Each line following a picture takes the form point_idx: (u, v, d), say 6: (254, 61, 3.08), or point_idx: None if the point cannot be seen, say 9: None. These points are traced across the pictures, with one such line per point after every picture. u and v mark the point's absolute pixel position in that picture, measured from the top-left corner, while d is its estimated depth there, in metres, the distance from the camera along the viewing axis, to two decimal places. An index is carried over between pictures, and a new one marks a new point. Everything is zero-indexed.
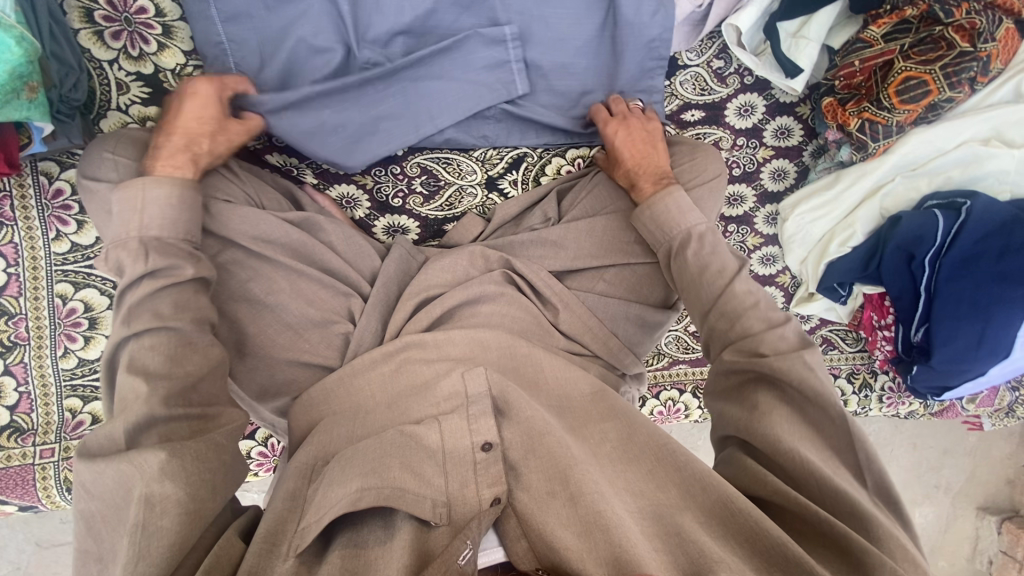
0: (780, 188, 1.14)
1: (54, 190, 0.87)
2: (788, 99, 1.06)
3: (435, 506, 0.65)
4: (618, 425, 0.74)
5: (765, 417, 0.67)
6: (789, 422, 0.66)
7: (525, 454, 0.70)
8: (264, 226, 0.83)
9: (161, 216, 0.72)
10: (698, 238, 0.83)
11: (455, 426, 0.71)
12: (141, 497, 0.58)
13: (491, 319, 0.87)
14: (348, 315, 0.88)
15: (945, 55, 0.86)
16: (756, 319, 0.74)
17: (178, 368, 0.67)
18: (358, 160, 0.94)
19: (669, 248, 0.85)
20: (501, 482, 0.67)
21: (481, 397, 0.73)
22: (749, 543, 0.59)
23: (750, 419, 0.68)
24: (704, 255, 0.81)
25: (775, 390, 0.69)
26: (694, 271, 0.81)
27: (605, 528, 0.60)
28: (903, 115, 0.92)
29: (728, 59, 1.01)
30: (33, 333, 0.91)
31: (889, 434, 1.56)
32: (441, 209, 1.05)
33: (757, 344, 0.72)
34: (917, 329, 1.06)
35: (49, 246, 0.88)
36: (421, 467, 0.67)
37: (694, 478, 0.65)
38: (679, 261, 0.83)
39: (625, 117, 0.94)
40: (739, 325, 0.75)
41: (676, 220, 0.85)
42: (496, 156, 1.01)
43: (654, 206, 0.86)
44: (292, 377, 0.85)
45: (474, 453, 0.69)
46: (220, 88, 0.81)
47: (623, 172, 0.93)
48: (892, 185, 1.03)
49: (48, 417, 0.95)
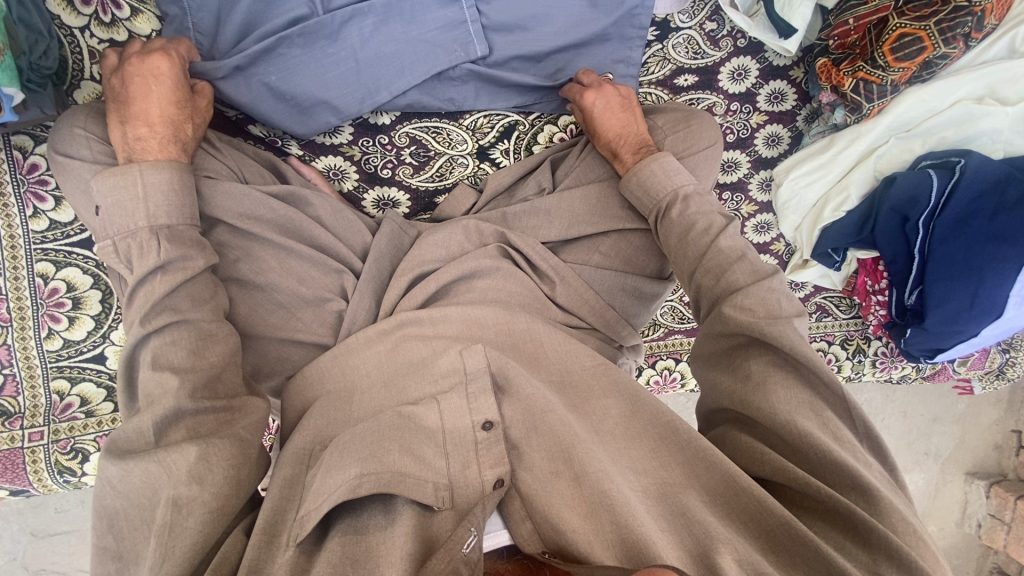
0: (774, 154, 1.13)
1: (28, 165, 0.84)
2: (781, 62, 1.04)
3: (438, 490, 0.64)
4: (621, 400, 0.72)
5: (766, 378, 0.65)
6: (782, 386, 0.64)
7: (526, 433, 0.69)
8: (253, 199, 0.81)
9: (174, 201, 0.71)
10: (684, 200, 0.82)
11: (454, 406, 0.70)
12: (169, 499, 0.60)
13: (487, 294, 0.86)
14: (341, 292, 0.86)
15: (940, 10, 0.84)
16: (742, 272, 0.73)
17: (203, 361, 0.69)
18: (311, 128, 0.90)
19: (657, 215, 0.84)
20: (503, 464, 0.66)
21: (479, 375, 0.72)
22: (753, 522, 0.57)
23: (748, 391, 0.66)
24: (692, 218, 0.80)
25: (766, 348, 0.67)
26: (678, 238, 0.80)
27: (610, 509, 0.59)
28: (898, 73, 0.90)
29: (720, 21, 0.99)
30: (14, 314, 0.88)
31: (881, 403, 1.58)
32: (431, 180, 1.03)
33: (748, 300, 0.69)
34: (910, 292, 1.06)
35: (27, 224, 0.85)
36: (422, 449, 0.66)
37: (698, 456, 0.63)
38: (671, 228, 0.81)
39: (599, 86, 0.91)
40: (724, 280, 0.73)
41: (662, 182, 0.83)
42: (487, 125, 0.99)
43: (641, 171, 0.85)
44: (286, 355, 0.84)
45: (474, 433, 0.68)
46: (178, 65, 0.76)
47: (603, 142, 0.91)
48: (887, 147, 1.03)
49: (34, 400, 0.93)
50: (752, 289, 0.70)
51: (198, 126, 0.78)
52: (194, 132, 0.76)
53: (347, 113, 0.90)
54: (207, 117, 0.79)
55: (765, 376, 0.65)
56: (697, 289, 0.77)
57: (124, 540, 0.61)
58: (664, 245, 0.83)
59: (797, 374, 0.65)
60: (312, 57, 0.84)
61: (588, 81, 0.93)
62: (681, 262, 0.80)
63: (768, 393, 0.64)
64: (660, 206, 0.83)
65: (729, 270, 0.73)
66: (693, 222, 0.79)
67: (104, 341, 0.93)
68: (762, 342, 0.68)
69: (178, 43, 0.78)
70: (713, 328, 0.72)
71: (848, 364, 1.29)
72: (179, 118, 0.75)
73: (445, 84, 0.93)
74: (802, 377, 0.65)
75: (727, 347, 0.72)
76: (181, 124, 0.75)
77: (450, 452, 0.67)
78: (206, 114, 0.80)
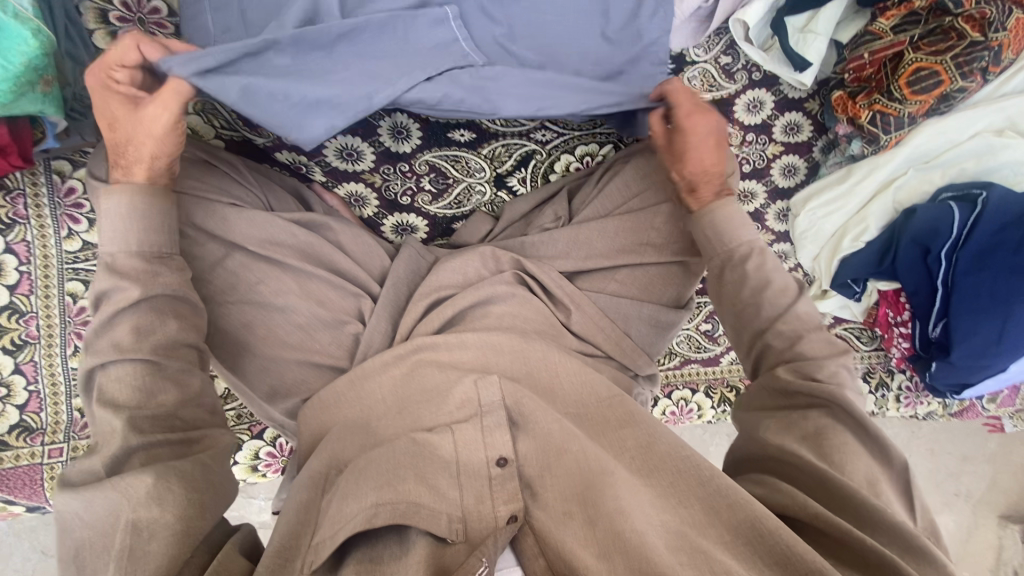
0: (791, 184, 1.13)
1: (66, 188, 0.87)
2: (796, 95, 1.05)
3: (452, 522, 0.63)
4: (639, 433, 0.71)
5: (827, 437, 0.66)
6: (840, 452, 0.64)
7: (541, 471, 0.68)
8: (276, 225, 0.82)
9: (118, 228, 0.69)
10: (761, 253, 0.79)
11: (470, 438, 0.70)
12: (127, 523, 0.58)
13: (502, 321, 0.86)
14: (358, 315, 0.86)
15: (956, 45, 0.86)
16: (816, 342, 0.74)
17: (145, 406, 0.66)
18: (311, 138, 0.80)
19: (720, 262, 0.80)
20: (517, 499, 0.66)
21: (494, 408, 0.72)
22: (778, 565, 0.55)
23: (804, 447, 0.66)
24: (747, 274, 0.78)
25: (831, 415, 0.68)
26: (739, 289, 0.78)
27: (624, 553, 0.58)
28: (914, 107, 0.91)
29: (735, 55, 1.01)
30: (43, 332, 0.91)
31: (906, 440, 1.53)
32: (449, 207, 1.05)
33: (814, 369, 0.71)
34: (934, 324, 1.03)
35: (61, 244, 0.89)
36: (436, 478, 0.66)
37: (719, 493, 0.61)
38: (728, 283, 0.79)
39: (702, 112, 0.84)
40: (797, 347, 0.74)
41: (738, 232, 0.80)
42: (505, 154, 1.01)
43: (716, 211, 0.80)
44: (298, 380, 0.83)
45: (488, 469, 0.68)
46: (106, 79, 0.71)
47: (682, 172, 0.85)
48: (905, 178, 1.02)
49: (56, 416, 0.94)
50: (826, 362, 0.72)
51: (139, 145, 0.71)
52: (132, 155, 0.71)
53: (346, 114, 0.79)
54: (154, 132, 0.71)
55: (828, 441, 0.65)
56: (761, 353, 0.77)
57: (81, 571, 0.58)
58: (719, 292, 0.81)
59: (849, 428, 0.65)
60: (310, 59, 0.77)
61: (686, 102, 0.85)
62: (734, 321, 0.80)
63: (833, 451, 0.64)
64: (724, 252, 0.80)
65: (795, 338, 0.75)
66: (764, 282, 0.77)
67: None
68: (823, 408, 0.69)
69: (109, 51, 0.71)
70: (770, 385, 0.73)
71: (870, 398, 1.25)
72: (120, 144, 0.71)
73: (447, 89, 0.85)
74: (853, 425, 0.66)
75: (780, 402, 0.73)
76: (121, 148, 0.71)
77: (463, 481, 0.66)
78: (152, 128, 0.71)
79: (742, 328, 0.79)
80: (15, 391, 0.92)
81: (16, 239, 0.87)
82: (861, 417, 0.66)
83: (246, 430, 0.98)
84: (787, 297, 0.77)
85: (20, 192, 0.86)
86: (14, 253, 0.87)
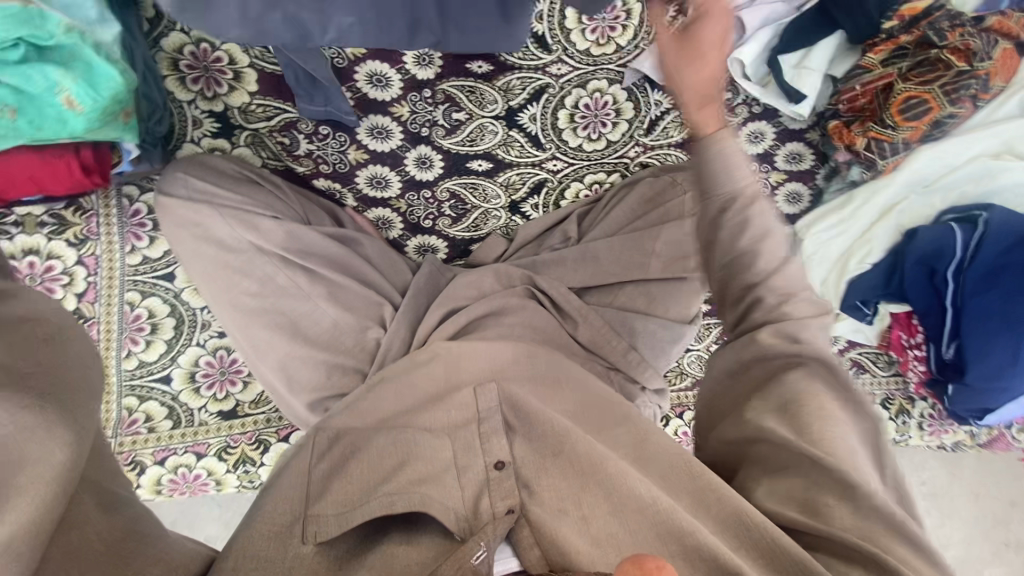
0: (796, 211, 1.15)
1: (133, 209, 0.95)
2: (796, 126, 1.09)
3: (458, 519, 0.66)
4: (631, 431, 0.74)
5: (807, 403, 0.57)
6: (819, 420, 0.56)
7: (538, 471, 0.71)
8: (312, 237, 0.90)
9: None
10: (749, 199, 0.61)
11: (466, 446, 0.74)
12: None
13: (513, 329, 0.92)
14: (379, 321, 0.93)
15: (944, 75, 0.92)
16: (804, 304, 0.62)
17: None
18: None
19: (721, 202, 0.62)
20: (514, 495, 0.68)
21: (491, 414, 0.77)
22: (764, 558, 0.54)
23: (785, 424, 0.57)
24: (750, 216, 0.61)
25: (809, 377, 0.59)
26: (732, 237, 0.61)
27: (616, 545, 0.62)
28: (907, 132, 0.96)
29: (735, 90, 1.07)
30: (103, 336, 0.97)
31: (946, 482, 1.48)
32: (468, 230, 1.14)
33: (797, 330, 0.60)
34: (948, 345, 1.04)
35: (125, 258, 0.96)
36: (440, 476, 0.70)
37: (706, 486, 0.61)
38: (726, 228, 0.62)
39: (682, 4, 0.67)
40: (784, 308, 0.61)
41: (739, 166, 0.61)
42: (519, 182, 1.10)
43: (726, 141, 0.61)
44: (321, 380, 0.88)
45: (487, 472, 0.71)
46: None
47: (694, 81, 0.63)
48: (907, 202, 1.06)
49: (107, 414, 0.98)
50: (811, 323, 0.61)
51: None
52: None
53: None
54: None
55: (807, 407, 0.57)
56: (744, 312, 0.63)
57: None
58: (704, 248, 0.65)
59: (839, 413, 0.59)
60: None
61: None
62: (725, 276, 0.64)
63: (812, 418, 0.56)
64: (728, 193, 0.61)
65: (785, 298, 0.61)
66: (765, 230, 0.61)
67: (173, 364, 0.99)
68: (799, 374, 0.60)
69: None
70: (748, 354, 0.62)
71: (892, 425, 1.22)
72: None
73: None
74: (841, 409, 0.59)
75: (745, 378, 0.63)
76: None
77: (462, 477, 0.71)
78: None
79: (725, 277, 0.64)
80: None
81: (87, 252, 0.95)
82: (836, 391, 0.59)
83: (273, 432, 1.02)
84: (783, 250, 0.62)
85: (94, 211, 0.94)
86: (84, 264, 0.95)
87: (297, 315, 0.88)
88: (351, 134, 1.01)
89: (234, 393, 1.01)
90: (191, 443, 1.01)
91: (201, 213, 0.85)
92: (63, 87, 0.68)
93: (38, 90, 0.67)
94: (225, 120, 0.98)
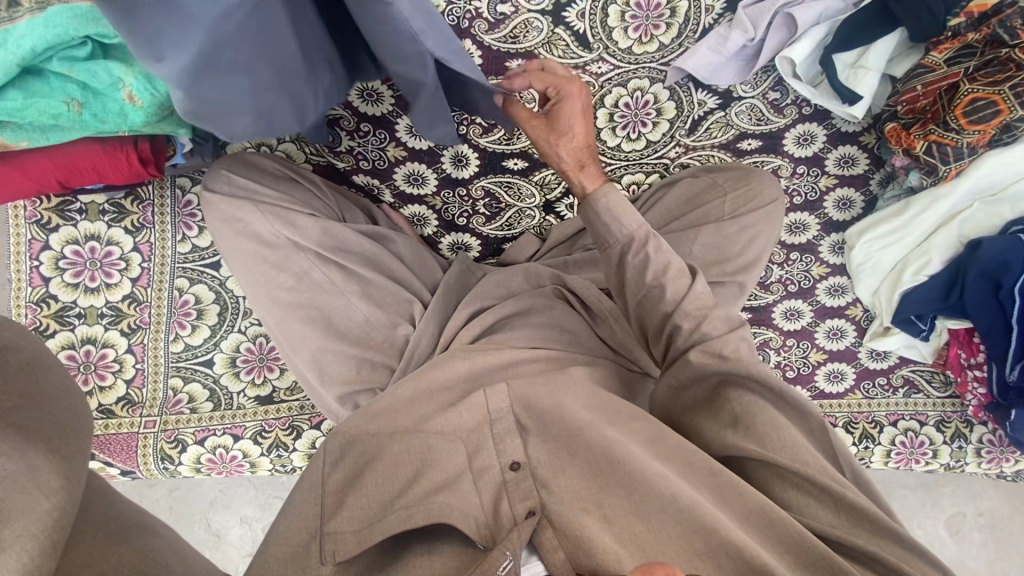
0: (845, 218, 1.11)
1: (185, 201, 1.00)
2: (850, 129, 1.05)
3: (480, 526, 0.66)
4: (649, 425, 0.73)
5: (754, 417, 0.67)
6: (771, 428, 0.65)
7: (555, 472, 0.70)
8: (346, 235, 0.92)
9: None
10: (642, 243, 0.78)
11: (482, 449, 0.74)
12: None
13: (539, 330, 0.92)
14: (409, 318, 0.94)
15: (1015, 75, 0.84)
16: (717, 322, 0.75)
17: None
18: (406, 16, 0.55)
19: (620, 248, 0.79)
20: (532, 496, 0.68)
21: (502, 415, 0.76)
22: (790, 552, 0.55)
23: (737, 437, 0.66)
24: (648, 258, 0.77)
25: (749, 390, 0.69)
26: (639, 275, 0.78)
27: (641, 544, 0.61)
28: (973, 136, 0.90)
29: (784, 91, 1.03)
30: (153, 319, 1.02)
31: (1005, 515, 1.38)
32: (501, 228, 1.14)
33: (721, 347, 0.73)
34: (1012, 367, 0.97)
35: (176, 247, 1.01)
36: (457, 484, 0.70)
37: (729, 485, 0.62)
38: (632, 269, 0.78)
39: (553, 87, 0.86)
40: (701, 328, 0.74)
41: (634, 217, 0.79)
42: (555, 181, 1.09)
43: (608, 195, 0.80)
44: (352, 374, 0.90)
45: (502, 472, 0.72)
46: None
47: (569, 148, 0.85)
48: (970, 212, 0.99)
49: (155, 392, 1.04)
50: (728, 338, 0.73)
51: None
52: None
53: None
54: None
55: (756, 419, 0.66)
56: (670, 338, 0.77)
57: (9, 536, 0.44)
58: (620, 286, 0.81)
59: (784, 412, 0.68)
60: (183, 30, 0.45)
61: (553, 77, 0.87)
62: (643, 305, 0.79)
63: (760, 426, 0.66)
64: (621, 241, 0.79)
65: (699, 319, 0.75)
66: (664, 263, 0.77)
67: (216, 349, 1.03)
68: (737, 383, 0.70)
69: None
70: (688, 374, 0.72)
71: (945, 450, 1.14)
72: None
73: (392, 41, 0.59)
74: (784, 405, 0.68)
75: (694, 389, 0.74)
76: None
77: (479, 482, 0.71)
78: None
79: (642, 311, 0.80)
80: (125, 367, 1.02)
81: (143, 240, 1.00)
82: (777, 391, 0.68)
83: (306, 419, 1.04)
84: (688, 280, 0.77)
85: (150, 201, 1.00)
86: (140, 251, 1.00)
87: (330, 309, 0.90)
88: (391, 132, 1.02)
89: (272, 379, 1.04)
90: (229, 425, 1.03)
91: (242, 209, 0.89)
92: (125, 83, 0.68)
93: (103, 84, 0.68)
94: None
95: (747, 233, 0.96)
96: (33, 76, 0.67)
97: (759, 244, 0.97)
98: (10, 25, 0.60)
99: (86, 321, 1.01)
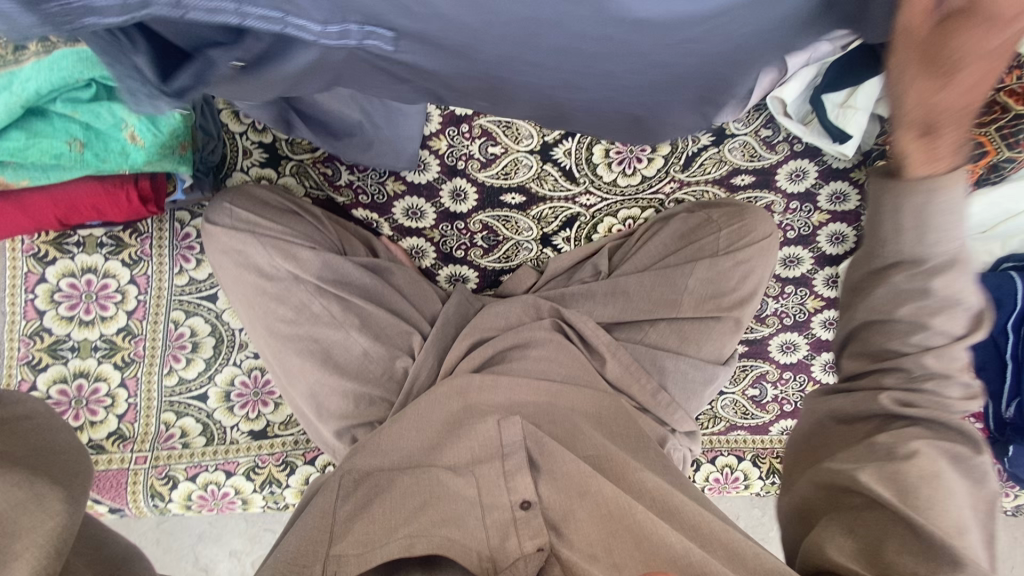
0: (839, 252, 1.13)
1: (184, 233, 1.00)
2: (841, 165, 1.07)
3: (481, 560, 0.64)
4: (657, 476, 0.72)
5: (907, 467, 0.58)
6: (924, 486, 0.57)
7: (565, 514, 0.68)
8: (346, 267, 0.92)
9: None
10: (910, 266, 0.54)
11: (491, 479, 0.71)
12: None
13: (539, 363, 0.92)
14: (408, 350, 0.94)
15: (1000, 118, 0.85)
16: (935, 358, 0.58)
17: None
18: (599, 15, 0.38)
19: (893, 259, 0.55)
20: (543, 534, 0.65)
21: (516, 449, 0.74)
22: None
23: (881, 480, 0.58)
24: (930, 285, 0.54)
25: (919, 433, 0.61)
26: (891, 305, 0.57)
27: None
28: None
29: (775, 128, 1.06)
30: (148, 353, 1.01)
31: None
32: (499, 261, 1.14)
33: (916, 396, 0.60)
34: (1008, 403, 0.98)
35: (173, 279, 1.01)
36: (462, 517, 0.67)
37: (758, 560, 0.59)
38: (885, 287, 0.56)
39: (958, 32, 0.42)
40: (916, 365, 0.59)
41: (952, 235, 0.51)
42: (551, 215, 1.10)
43: (948, 188, 0.49)
44: (349, 409, 0.89)
45: (512, 511, 0.68)
46: None
47: (922, 101, 0.45)
48: None
49: (146, 427, 1.02)
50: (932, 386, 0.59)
51: None
52: None
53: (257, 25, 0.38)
54: None
55: (908, 475, 0.58)
56: (876, 371, 0.62)
57: None
58: (849, 291, 0.61)
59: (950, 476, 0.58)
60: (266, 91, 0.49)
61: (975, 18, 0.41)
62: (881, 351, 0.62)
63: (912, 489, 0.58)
64: (903, 256, 0.54)
65: (927, 368, 0.59)
66: (942, 305, 0.55)
67: (210, 383, 1.02)
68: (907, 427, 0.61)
69: None
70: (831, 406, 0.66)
71: None
72: None
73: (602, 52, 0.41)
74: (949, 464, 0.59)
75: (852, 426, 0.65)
76: None
77: (487, 517, 0.68)
78: None
79: (859, 329, 0.61)
80: (118, 402, 1.01)
81: (140, 272, 1.00)
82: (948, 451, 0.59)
83: (300, 455, 1.03)
84: (960, 325, 0.56)
85: (149, 234, 1.00)
86: (137, 284, 1.00)
87: (330, 341, 0.90)
88: None
89: (266, 413, 1.03)
90: (222, 460, 1.02)
91: (243, 241, 0.90)
92: (127, 122, 0.70)
93: (106, 124, 0.70)
94: (273, 151, 1.03)
95: (742, 269, 0.97)
96: (38, 117, 0.68)
97: (754, 278, 0.98)
98: (16, 67, 0.62)
99: (79, 355, 1.00)
